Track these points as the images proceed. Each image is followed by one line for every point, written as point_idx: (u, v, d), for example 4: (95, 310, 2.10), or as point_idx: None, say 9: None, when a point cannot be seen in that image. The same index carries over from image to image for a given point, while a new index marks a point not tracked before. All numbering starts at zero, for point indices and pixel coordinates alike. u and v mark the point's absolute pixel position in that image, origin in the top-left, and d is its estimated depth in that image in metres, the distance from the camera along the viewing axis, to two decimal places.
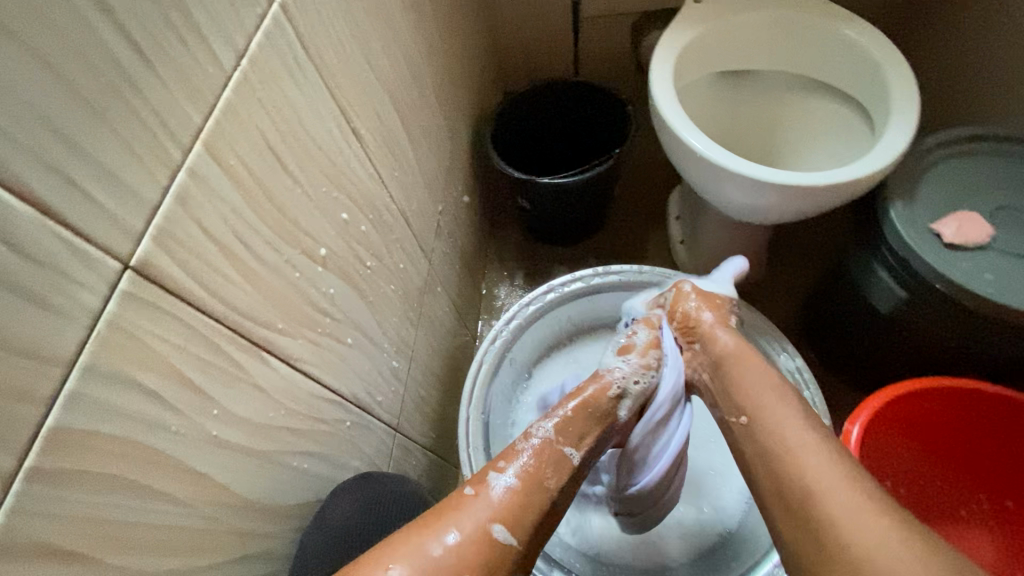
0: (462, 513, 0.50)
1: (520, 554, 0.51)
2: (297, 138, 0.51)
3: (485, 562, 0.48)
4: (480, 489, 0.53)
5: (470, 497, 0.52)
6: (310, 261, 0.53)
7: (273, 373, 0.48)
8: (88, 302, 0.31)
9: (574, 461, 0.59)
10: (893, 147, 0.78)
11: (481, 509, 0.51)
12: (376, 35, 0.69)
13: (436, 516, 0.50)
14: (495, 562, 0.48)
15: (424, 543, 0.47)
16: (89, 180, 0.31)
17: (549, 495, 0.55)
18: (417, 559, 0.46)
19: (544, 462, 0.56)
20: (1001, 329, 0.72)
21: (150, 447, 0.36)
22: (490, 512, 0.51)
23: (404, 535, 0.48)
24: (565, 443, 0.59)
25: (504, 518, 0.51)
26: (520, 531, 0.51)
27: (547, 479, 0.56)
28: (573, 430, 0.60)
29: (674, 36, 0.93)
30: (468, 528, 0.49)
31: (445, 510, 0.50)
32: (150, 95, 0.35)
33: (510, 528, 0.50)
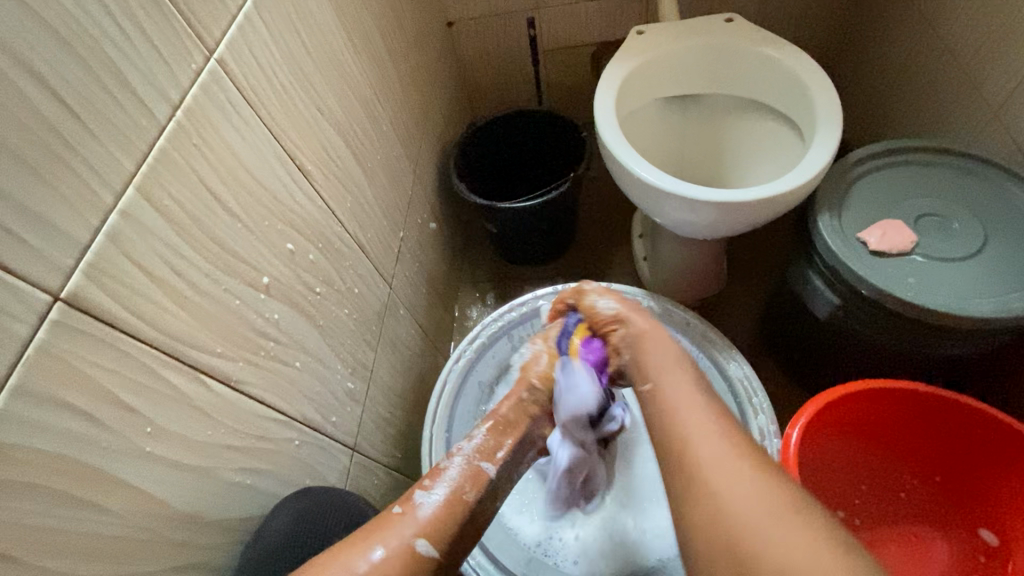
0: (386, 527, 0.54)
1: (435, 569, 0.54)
2: (236, 178, 0.56)
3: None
4: (406, 507, 0.57)
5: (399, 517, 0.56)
6: (252, 288, 0.58)
7: (211, 394, 0.51)
8: (18, 331, 0.35)
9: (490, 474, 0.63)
10: (817, 162, 0.83)
11: (407, 526, 0.55)
12: (322, 78, 0.75)
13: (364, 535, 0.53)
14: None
15: (352, 560, 0.51)
16: (19, 224, 0.36)
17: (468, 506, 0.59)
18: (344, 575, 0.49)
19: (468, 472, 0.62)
20: (928, 329, 0.75)
21: (82, 461, 0.39)
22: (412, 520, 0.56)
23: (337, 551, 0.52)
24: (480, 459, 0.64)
25: (428, 535, 0.55)
26: (440, 547, 0.55)
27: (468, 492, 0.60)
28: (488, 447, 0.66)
29: (615, 67, 0.99)
30: (401, 541, 0.53)
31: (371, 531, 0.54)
32: (82, 148, 0.40)
33: (435, 543, 0.55)
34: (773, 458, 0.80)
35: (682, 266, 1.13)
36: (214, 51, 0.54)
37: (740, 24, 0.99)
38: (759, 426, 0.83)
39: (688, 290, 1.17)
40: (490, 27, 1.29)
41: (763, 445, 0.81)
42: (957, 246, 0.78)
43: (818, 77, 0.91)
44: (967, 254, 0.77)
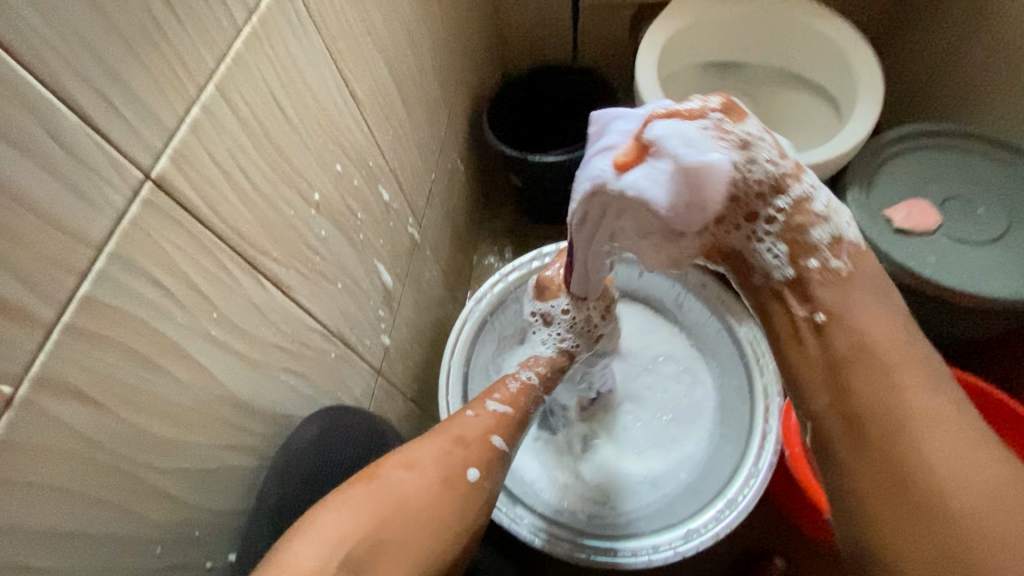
0: (395, 463, 0.53)
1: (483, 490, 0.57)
2: (300, 94, 0.58)
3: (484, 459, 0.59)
4: (477, 409, 0.66)
5: (452, 489, 0.54)
6: (304, 202, 0.60)
7: (267, 294, 0.54)
8: (115, 202, 0.37)
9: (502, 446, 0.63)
10: (852, 135, 0.85)
11: (478, 427, 0.63)
12: (376, 7, 0.75)
13: (438, 431, 0.60)
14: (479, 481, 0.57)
15: (418, 454, 0.55)
16: (118, 98, 0.37)
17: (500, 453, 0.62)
18: (416, 465, 0.54)
19: (504, 428, 0.65)
20: (942, 305, 0.79)
21: (164, 335, 0.42)
22: (469, 462, 0.58)
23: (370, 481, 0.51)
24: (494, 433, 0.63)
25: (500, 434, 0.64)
26: (509, 441, 0.65)
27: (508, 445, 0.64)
28: (504, 423, 0.65)
29: (663, 27, 0.99)
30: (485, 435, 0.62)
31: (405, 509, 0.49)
32: (173, 37, 0.42)
33: (506, 436, 0.64)
34: (776, 415, 0.84)
35: None
36: None
37: None
38: (764, 384, 0.87)
39: None
40: None
41: (766, 403, 0.86)
42: (981, 229, 0.80)
43: (863, 53, 0.92)
44: (990, 238, 0.78)
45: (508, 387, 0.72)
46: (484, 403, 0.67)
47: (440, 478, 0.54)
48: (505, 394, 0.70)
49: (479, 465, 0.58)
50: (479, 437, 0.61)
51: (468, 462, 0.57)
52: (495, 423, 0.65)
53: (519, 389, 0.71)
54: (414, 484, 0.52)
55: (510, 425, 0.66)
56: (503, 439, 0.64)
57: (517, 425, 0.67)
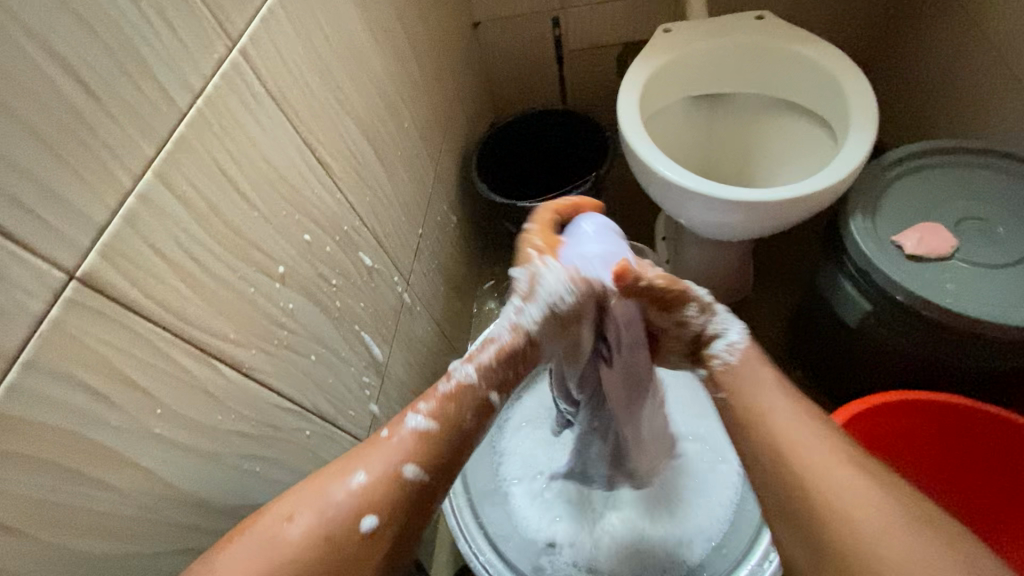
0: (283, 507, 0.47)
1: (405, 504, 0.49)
2: (257, 169, 0.57)
3: (380, 502, 0.48)
4: (395, 429, 0.52)
5: (342, 538, 0.47)
6: (267, 277, 0.58)
7: (224, 380, 0.52)
8: (32, 307, 0.36)
9: (412, 478, 0.50)
10: (850, 160, 0.80)
11: (393, 453, 0.50)
12: (344, 73, 0.75)
13: (347, 457, 0.51)
14: (400, 501, 0.49)
15: (328, 486, 0.48)
16: (36, 201, 0.36)
17: (426, 483, 0.51)
18: (319, 501, 0.47)
19: (427, 451, 0.51)
20: (968, 341, 0.71)
21: (94, 441, 0.40)
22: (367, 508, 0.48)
23: (262, 523, 0.46)
24: (403, 461, 0.50)
25: (419, 459, 0.51)
26: (434, 469, 0.51)
27: (468, 425, 0.54)
28: (421, 449, 0.51)
29: (643, 65, 0.97)
30: (404, 423, 0.52)
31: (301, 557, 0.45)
32: (103, 132, 0.41)
33: (425, 467, 0.51)
34: None
35: (708, 269, 1.08)
36: (236, 43, 0.54)
37: (772, 23, 0.97)
38: None
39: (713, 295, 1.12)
40: (516, 28, 1.29)
41: None
42: (1001, 251, 0.73)
43: (853, 74, 0.88)
44: (1014, 259, 0.72)
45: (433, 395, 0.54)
46: (404, 420, 0.52)
47: (326, 529, 0.46)
48: (436, 401, 0.54)
49: (378, 512, 0.48)
50: (390, 478, 0.49)
51: (372, 499, 0.48)
52: (411, 451, 0.51)
53: (445, 415, 0.53)
54: (303, 537, 0.46)
55: (434, 461, 0.51)
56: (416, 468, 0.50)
57: (454, 445, 0.53)
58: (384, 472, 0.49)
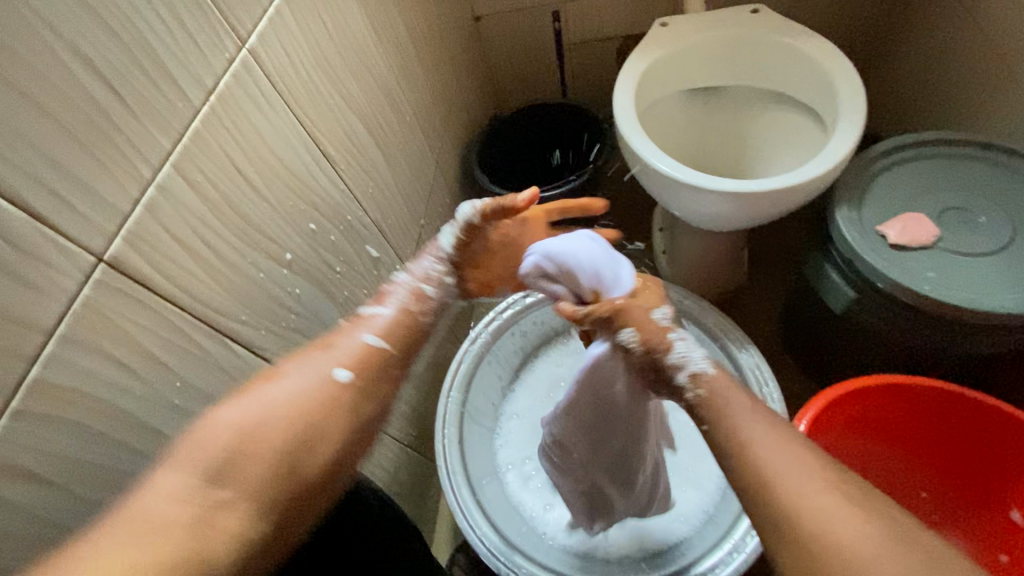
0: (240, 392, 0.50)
1: (354, 402, 0.53)
2: (264, 161, 0.61)
3: (368, 360, 0.56)
4: (361, 318, 0.61)
5: (321, 391, 0.52)
6: (275, 263, 0.62)
7: (233, 357, 0.56)
8: (65, 285, 0.40)
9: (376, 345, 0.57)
10: (838, 152, 0.82)
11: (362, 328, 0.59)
12: (346, 69, 0.78)
13: (355, 323, 0.60)
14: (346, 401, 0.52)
15: (352, 331, 0.59)
16: (68, 191, 0.40)
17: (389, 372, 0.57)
18: (349, 334, 0.58)
19: (391, 330, 0.60)
20: (950, 326, 0.73)
21: (118, 406, 0.44)
22: (338, 363, 0.55)
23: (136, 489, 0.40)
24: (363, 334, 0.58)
25: (381, 334, 0.59)
26: (393, 341, 0.59)
27: (413, 309, 0.63)
28: (388, 324, 0.60)
29: (638, 59, 0.99)
30: (377, 316, 0.61)
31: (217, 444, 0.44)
32: (125, 128, 0.44)
33: (355, 369, 0.55)
34: None
35: (702, 259, 1.10)
36: (245, 42, 0.58)
37: (766, 16, 0.99)
38: None
39: (708, 286, 1.14)
40: (517, 22, 1.32)
41: None
42: (981, 240, 0.76)
43: (842, 66, 0.90)
44: (994, 249, 0.75)
45: (393, 292, 0.64)
46: (370, 311, 0.62)
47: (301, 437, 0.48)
48: (397, 296, 0.64)
49: (350, 366, 0.55)
50: (341, 347, 0.56)
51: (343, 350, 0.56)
52: (360, 329, 0.59)
53: (403, 308, 0.62)
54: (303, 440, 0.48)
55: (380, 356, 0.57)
56: (353, 370, 0.54)
57: (408, 341, 0.60)
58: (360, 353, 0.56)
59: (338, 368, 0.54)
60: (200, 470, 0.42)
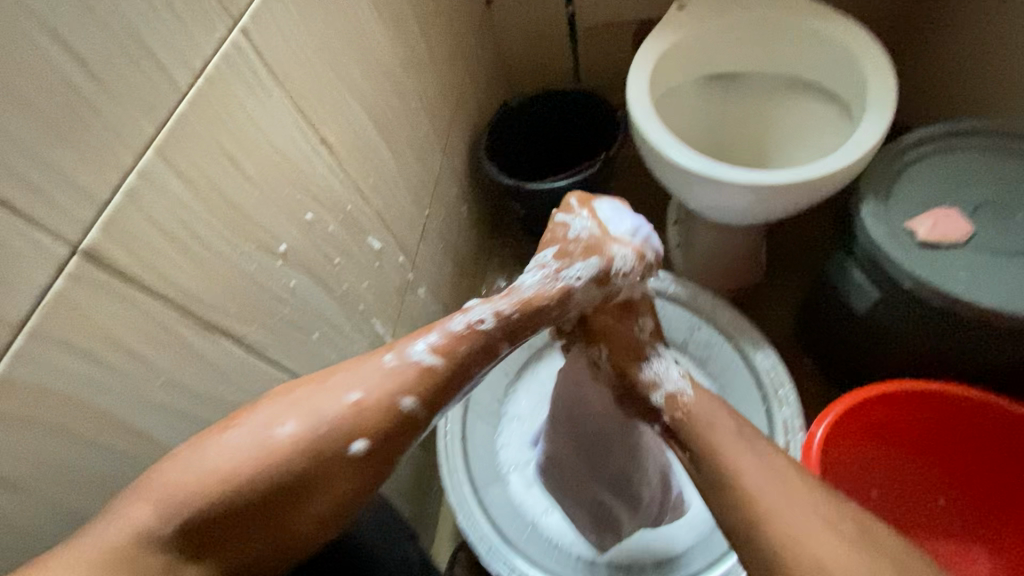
0: (266, 414, 0.45)
1: (354, 479, 0.46)
2: (257, 148, 0.58)
3: (377, 423, 0.47)
4: (401, 352, 0.51)
5: (320, 458, 0.44)
6: (268, 255, 0.59)
7: (223, 351, 0.54)
8: (37, 277, 0.38)
9: (406, 410, 0.48)
10: (865, 142, 0.77)
11: (399, 367, 0.50)
12: (348, 52, 0.75)
13: (380, 354, 0.52)
14: (330, 472, 0.45)
15: (369, 366, 0.50)
16: (39, 176, 0.38)
17: (397, 431, 0.48)
18: (376, 374, 0.49)
19: (429, 378, 0.50)
20: (982, 331, 0.69)
21: (96, 404, 0.42)
22: (356, 427, 0.46)
23: (143, 503, 0.39)
24: (399, 390, 0.49)
25: (420, 383, 0.50)
26: (427, 396, 0.50)
27: (475, 345, 0.54)
28: (420, 375, 0.50)
29: (654, 43, 0.94)
30: (415, 347, 0.52)
31: (205, 499, 0.40)
32: (103, 112, 0.42)
33: (405, 400, 0.49)
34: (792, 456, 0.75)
35: (717, 253, 1.05)
36: (237, 22, 0.55)
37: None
38: (785, 419, 0.78)
39: (722, 282, 1.10)
40: (530, 5, 1.27)
41: (786, 440, 0.76)
42: (1019, 239, 0.71)
43: (873, 51, 0.85)
44: None
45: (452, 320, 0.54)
46: (415, 342, 0.52)
47: (271, 504, 0.42)
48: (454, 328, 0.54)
49: (367, 436, 0.46)
50: (374, 400, 0.48)
51: (376, 405, 0.48)
52: (404, 381, 0.49)
53: (452, 342, 0.53)
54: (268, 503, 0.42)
55: (417, 405, 0.49)
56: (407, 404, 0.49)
57: (448, 387, 0.52)
58: (380, 417, 0.47)
59: (357, 433, 0.46)
60: (180, 520, 0.39)
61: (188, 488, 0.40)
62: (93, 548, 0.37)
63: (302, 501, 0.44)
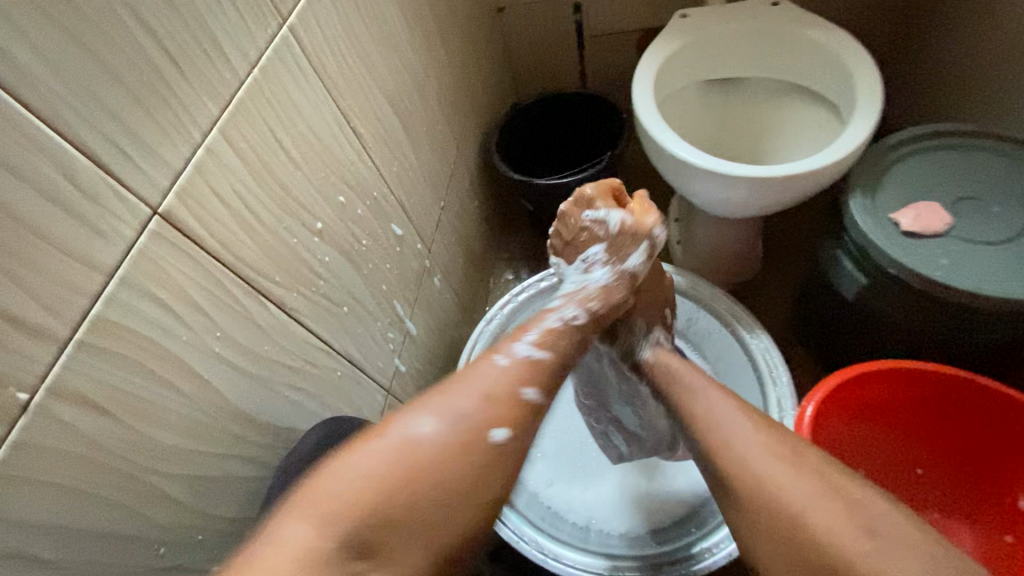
0: (404, 417, 0.52)
1: (507, 463, 0.53)
2: (301, 133, 0.64)
3: (513, 417, 0.55)
4: (510, 356, 0.59)
5: (470, 450, 0.51)
6: (307, 231, 0.65)
7: (268, 314, 0.59)
8: (125, 233, 0.43)
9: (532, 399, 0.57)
10: (854, 140, 0.83)
11: (512, 372, 0.57)
12: (376, 51, 0.82)
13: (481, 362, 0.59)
14: (491, 463, 0.52)
15: (483, 367, 0.58)
16: (128, 145, 0.43)
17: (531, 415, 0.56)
18: (485, 379, 0.56)
19: (537, 374, 0.59)
20: (960, 313, 0.74)
21: (166, 349, 0.47)
22: (492, 420, 0.53)
23: (318, 512, 0.45)
24: (521, 383, 0.57)
25: (533, 382, 0.58)
26: (543, 390, 0.58)
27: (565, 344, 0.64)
28: (530, 370, 0.58)
29: (658, 48, 1.01)
30: (517, 346, 0.60)
31: (382, 498, 0.47)
32: (180, 93, 0.48)
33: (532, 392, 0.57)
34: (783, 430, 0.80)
35: (716, 247, 1.11)
36: (286, 19, 0.61)
37: (787, 8, 1.00)
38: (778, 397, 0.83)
39: (720, 275, 1.16)
40: (540, 13, 1.34)
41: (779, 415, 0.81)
42: (994, 229, 0.77)
43: (862, 58, 0.91)
44: (1005, 237, 0.76)
45: (540, 326, 0.63)
46: (514, 346, 0.60)
47: (438, 501, 0.49)
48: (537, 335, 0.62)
49: (507, 424, 0.54)
50: (504, 391, 0.56)
51: (502, 398, 0.55)
52: (521, 377, 0.57)
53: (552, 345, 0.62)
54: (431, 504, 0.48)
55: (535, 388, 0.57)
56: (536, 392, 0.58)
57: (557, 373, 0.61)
58: (508, 405, 0.55)
59: (490, 424, 0.53)
60: (336, 536, 0.44)
61: (349, 502, 0.46)
62: (296, 553, 0.42)
63: (468, 483, 0.51)
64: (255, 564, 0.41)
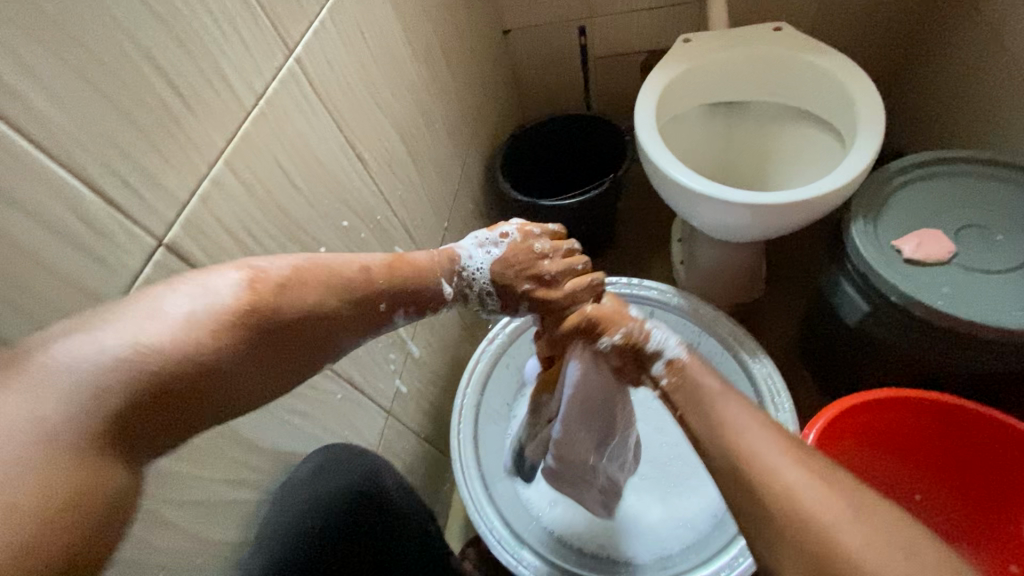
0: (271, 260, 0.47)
1: (356, 329, 0.50)
2: (305, 160, 0.65)
3: (388, 285, 0.53)
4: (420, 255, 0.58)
5: (340, 304, 0.48)
6: (310, 255, 0.66)
7: None
8: (130, 264, 0.45)
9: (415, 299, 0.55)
10: (855, 167, 0.83)
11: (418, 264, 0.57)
12: (382, 78, 0.83)
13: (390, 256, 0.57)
14: (339, 321, 0.48)
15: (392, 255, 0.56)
16: (136, 179, 0.45)
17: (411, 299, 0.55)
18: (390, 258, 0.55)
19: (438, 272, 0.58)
20: (964, 342, 0.74)
21: None
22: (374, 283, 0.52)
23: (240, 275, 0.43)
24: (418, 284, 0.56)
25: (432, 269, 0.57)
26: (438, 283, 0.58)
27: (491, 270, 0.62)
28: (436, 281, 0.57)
29: (660, 73, 1.02)
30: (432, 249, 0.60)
31: (280, 314, 0.43)
32: (187, 127, 0.49)
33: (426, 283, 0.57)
34: None
35: (720, 270, 1.11)
36: (293, 51, 0.63)
37: (789, 34, 1.01)
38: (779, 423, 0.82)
39: (724, 297, 1.16)
40: (546, 36, 1.36)
41: None
42: (998, 258, 0.76)
43: (864, 84, 0.92)
44: (1010, 266, 0.75)
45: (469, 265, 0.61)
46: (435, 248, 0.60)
47: (274, 347, 0.43)
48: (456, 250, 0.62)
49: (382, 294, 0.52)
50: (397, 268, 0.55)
51: (400, 272, 0.54)
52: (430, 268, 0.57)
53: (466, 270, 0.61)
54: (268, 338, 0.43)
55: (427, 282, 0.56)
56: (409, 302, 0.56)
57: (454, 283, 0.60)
58: (399, 280, 0.54)
59: (390, 290, 0.52)
60: (174, 356, 0.37)
61: (194, 313, 0.39)
62: (182, 336, 0.37)
63: (321, 339, 0.47)
64: (135, 330, 0.36)
